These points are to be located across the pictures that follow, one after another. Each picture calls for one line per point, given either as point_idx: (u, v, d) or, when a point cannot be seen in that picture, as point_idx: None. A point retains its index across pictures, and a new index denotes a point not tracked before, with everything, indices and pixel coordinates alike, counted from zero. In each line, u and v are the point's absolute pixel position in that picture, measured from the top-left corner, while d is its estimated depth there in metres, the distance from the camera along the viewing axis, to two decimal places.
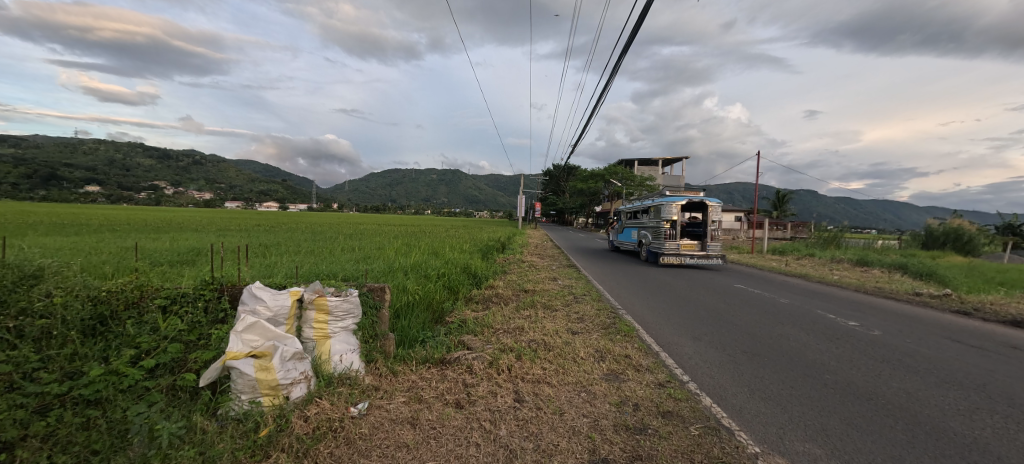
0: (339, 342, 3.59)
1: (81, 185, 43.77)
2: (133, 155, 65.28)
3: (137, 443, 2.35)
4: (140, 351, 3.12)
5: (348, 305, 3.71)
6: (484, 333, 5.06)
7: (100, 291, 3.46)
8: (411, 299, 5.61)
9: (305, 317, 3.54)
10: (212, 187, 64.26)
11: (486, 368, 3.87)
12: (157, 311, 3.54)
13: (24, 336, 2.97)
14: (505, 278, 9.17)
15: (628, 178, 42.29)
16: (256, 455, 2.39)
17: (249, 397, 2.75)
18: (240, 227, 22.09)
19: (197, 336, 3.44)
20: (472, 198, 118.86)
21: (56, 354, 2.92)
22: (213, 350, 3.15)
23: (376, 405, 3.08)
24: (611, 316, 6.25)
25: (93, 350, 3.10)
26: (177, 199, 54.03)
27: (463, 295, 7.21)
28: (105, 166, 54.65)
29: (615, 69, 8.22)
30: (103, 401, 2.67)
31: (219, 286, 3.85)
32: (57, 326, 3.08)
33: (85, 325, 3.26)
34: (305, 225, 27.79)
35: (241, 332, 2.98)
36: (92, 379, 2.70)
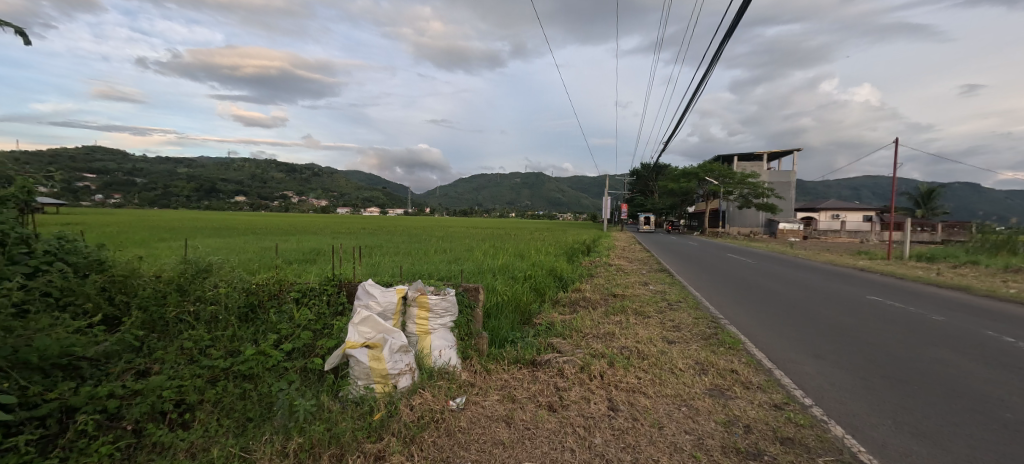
0: (438, 338, 3.82)
1: (231, 197, 52.79)
2: (269, 169, 77.09)
3: (279, 415, 2.73)
4: (281, 336, 3.65)
5: (446, 303, 3.95)
6: (573, 337, 5.00)
7: (251, 284, 4.15)
8: (500, 299, 5.74)
9: (408, 313, 3.84)
10: (328, 195, 73.14)
11: (578, 373, 3.82)
12: (292, 302, 4.12)
13: (200, 319, 3.68)
14: (592, 283, 8.94)
15: (727, 175, 38.71)
16: (372, 435, 2.63)
17: (364, 383, 3.07)
18: (349, 230, 24.71)
19: (323, 325, 3.92)
20: (557, 200, 118.95)
21: (222, 335, 3.56)
22: (335, 339, 3.57)
23: (473, 401, 3.21)
24: (712, 326, 5.74)
25: (246, 333, 3.71)
26: (300, 206, 62.16)
27: (550, 297, 7.21)
28: (248, 179, 65.20)
29: (714, 60, 7.61)
30: (254, 376, 3.16)
31: (339, 283, 4.35)
32: (221, 311, 3.76)
33: (241, 311, 3.91)
34: (400, 227, 30.42)
35: (358, 324, 3.34)
36: (247, 357, 3.23)
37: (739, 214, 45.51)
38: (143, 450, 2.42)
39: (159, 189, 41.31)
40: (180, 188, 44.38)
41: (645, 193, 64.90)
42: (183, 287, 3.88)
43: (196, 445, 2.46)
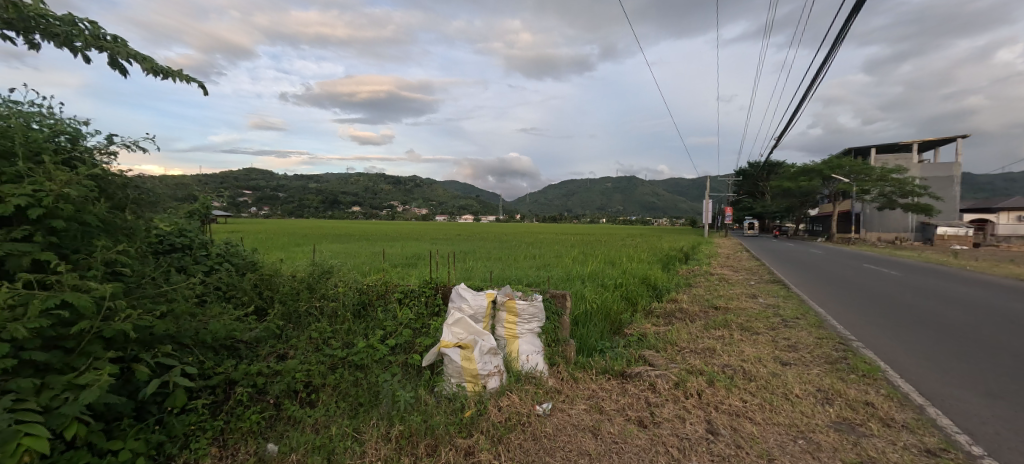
0: (526, 343, 3.91)
1: (348, 207, 60.00)
2: (378, 182, 85.96)
3: (385, 403, 3.02)
4: (386, 332, 4.03)
5: (534, 309, 4.02)
6: (667, 350, 4.71)
7: (364, 285, 4.68)
8: (589, 307, 5.65)
9: (497, 317, 3.99)
10: (427, 204, 79.11)
11: (672, 389, 3.59)
12: (396, 302, 4.55)
13: (324, 313, 4.26)
14: (690, 293, 8.30)
15: (859, 172, 33.16)
16: (463, 430, 2.79)
17: (456, 381, 3.27)
18: (445, 236, 26.43)
19: (422, 324, 4.25)
20: (650, 205, 113.18)
21: (340, 328, 4.07)
22: (432, 338, 3.85)
23: (559, 408, 3.21)
24: (838, 349, 4.96)
25: (359, 327, 4.18)
26: (404, 214, 68.03)
27: (642, 307, 6.89)
28: (362, 191, 73.50)
29: (838, 42, 6.64)
30: (364, 366, 3.54)
31: (435, 286, 4.70)
32: (340, 308, 4.30)
33: (355, 308, 4.43)
34: (491, 233, 31.73)
35: (451, 325, 3.57)
36: (359, 349, 3.62)
37: (878, 217, 38.58)
38: (280, 421, 2.85)
39: (294, 201, 48.64)
40: (310, 200, 51.65)
41: (754, 195, 58.48)
42: (311, 286, 4.54)
43: (319, 422, 2.83)
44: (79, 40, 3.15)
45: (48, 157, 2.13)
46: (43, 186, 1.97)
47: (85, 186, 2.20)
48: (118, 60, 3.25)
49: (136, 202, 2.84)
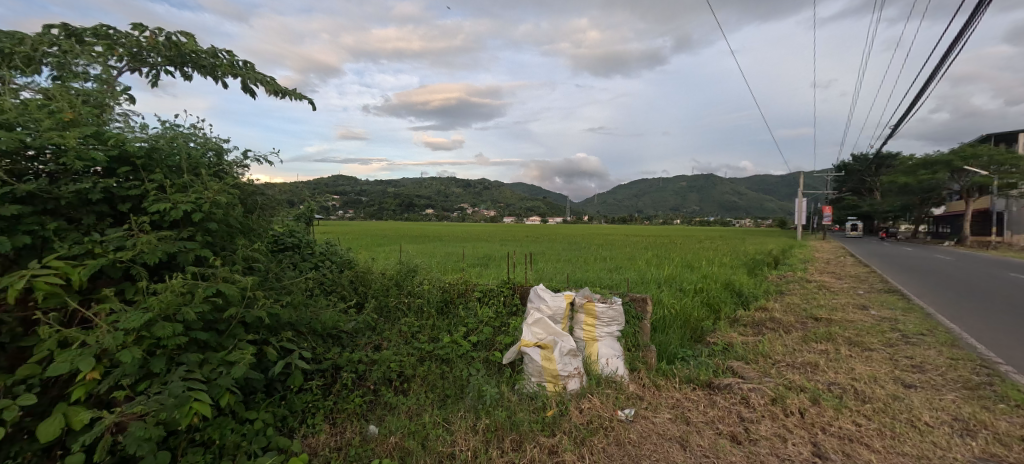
0: (605, 346, 3.85)
1: (423, 209, 63.41)
2: (451, 185, 89.69)
3: (470, 397, 3.16)
4: (468, 329, 4.20)
5: (613, 312, 3.95)
6: (759, 363, 4.34)
7: (446, 283, 4.94)
8: (669, 313, 5.40)
9: (576, 319, 3.98)
10: (497, 205, 80.88)
11: (768, 405, 3.31)
12: (476, 300, 4.74)
13: (411, 309, 4.57)
14: (784, 302, 7.53)
15: (1004, 163, 27.71)
16: (546, 429, 2.83)
17: (536, 380, 3.33)
18: (514, 237, 26.82)
19: (501, 322, 4.37)
20: (733, 205, 104.76)
21: (426, 323, 4.32)
22: (511, 336, 3.95)
23: (643, 415, 3.12)
24: (980, 373, 4.20)
25: (443, 323, 4.41)
26: (475, 216, 70.20)
27: (727, 315, 6.42)
28: (436, 194, 77.24)
29: (978, 12, 5.66)
30: (449, 360, 3.72)
31: (513, 285, 4.83)
32: (425, 304, 4.58)
33: (438, 304, 4.69)
34: (559, 235, 31.57)
35: (531, 325, 3.64)
36: (444, 344, 3.82)
37: None
38: (378, 406, 3.10)
39: (376, 204, 52.50)
40: (390, 204, 55.40)
41: (860, 192, 51.47)
42: (400, 283, 4.90)
43: (412, 410, 3.04)
44: (221, 69, 3.79)
45: (205, 170, 2.55)
46: (202, 194, 2.37)
47: (230, 194, 2.60)
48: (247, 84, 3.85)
49: (262, 207, 3.28)
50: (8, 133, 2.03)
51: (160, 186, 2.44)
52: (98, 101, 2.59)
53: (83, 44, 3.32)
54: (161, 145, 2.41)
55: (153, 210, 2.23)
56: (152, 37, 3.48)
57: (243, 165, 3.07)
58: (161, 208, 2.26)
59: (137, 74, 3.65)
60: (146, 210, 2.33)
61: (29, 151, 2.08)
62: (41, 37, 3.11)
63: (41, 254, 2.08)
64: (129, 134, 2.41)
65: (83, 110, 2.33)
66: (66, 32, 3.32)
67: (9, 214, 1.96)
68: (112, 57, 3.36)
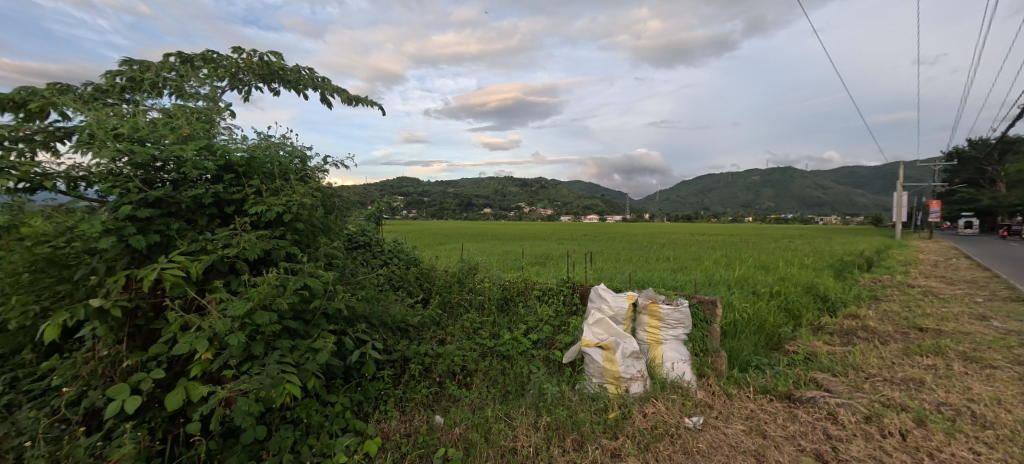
0: (670, 350, 3.70)
1: (482, 208, 64.82)
2: (509, 184, 90.71)
3: (531, 394, 3.20)
4: (528, 327, 4.24)
5: (679, 315, 3.79)
6: (849, 376, 3.92)
7: (506, 281, 5.03)
8: (741, 318, 5.05)
9: (638, 320, 3.86)
10: (554, 204, 80.47)
11: (860, 423, 2.98)
12: (535, 298, 4.77)
13: (472, 305, 4.70)
14: (880, 308, 6.71)
15: None
16: (608, 432, 2.78)
17: (598, 381, 3.29)
18: (572, 236, 26.54)
19: (561, 322, 4.36)
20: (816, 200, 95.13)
21: (487, 319, 4.43)
22: (571, 336, 3.92)
23: (713, 424, 2.95)
24: None
25: (503, 320, 4.49)
26: (532, 215, 70.34)
27: (809, 321, 5.86)
28: (494, 194, 78.55)
29: None
30: (510, 357, 3.77)
31: (572, 285, 4.81)
32: (486, 301, 4.70)
33: (498, 302, 4.78)
34: (619, 233, 30.70)
35: (592, 325, 3.60)
36: (505, 341, 3.89)
37: None
38: (443, 398, 3.23)
39: (438, 204, 54.54)
40: (450, 203, 57.21)
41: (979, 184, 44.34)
42: (461, 280, 5.07)
43: (475, 403, 3.13)
44: (302, 82, 4.26)
45: (293, 176, 2.83)
46: (291, 197, 2.63)
47: (314, 196, 2.86)
48: (325, 94, 4.43)
49: (340, 208, 3.56)
50: (143, 147, 2.40)
51: (258, 191, 2.75)
52: (208, 118, 2.97)
53: (194, 69, 3.82)
54: (258, 154, 2.72)
55: (252, 212, 2.52)
56: (248, 58, 3.96)
57: (324, 170, 3.36)
58: (259, 210, 2.54)
59: (236, 92, 4.14)
60: (246, 212, 2.63)
61: (158, 163, 2.45)
62: (163, 64, 3.63)
63: (167, 250, 2.44)
64: (233, 145, 2.73)
65: (197, 126, 2.69)
66: (181, 59, 3.84)
67: (144, 216, 2.31)
68: (217, 78, 3.83)
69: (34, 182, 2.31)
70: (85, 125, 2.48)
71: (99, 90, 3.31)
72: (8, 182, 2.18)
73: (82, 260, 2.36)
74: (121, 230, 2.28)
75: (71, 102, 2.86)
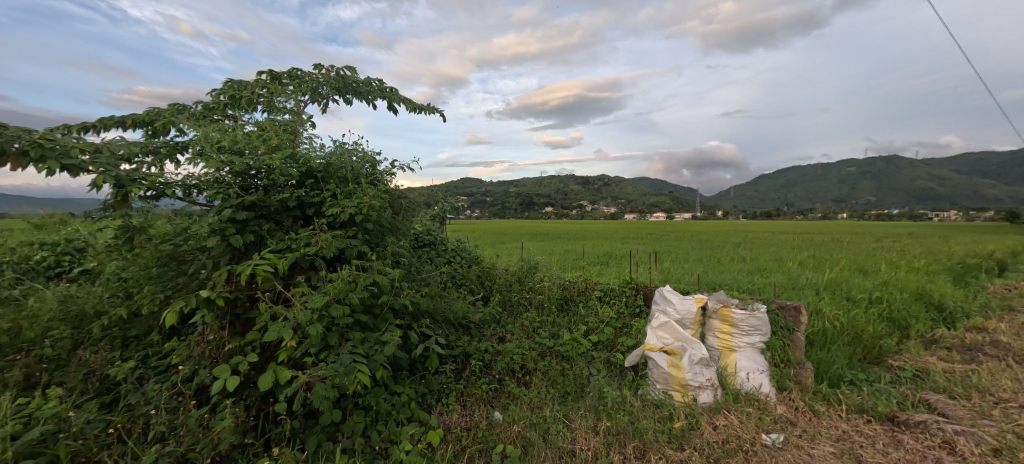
0: (745, 359, 3.43)
1: (543, 207, 64.81)
2: (570, 183, 89.75)
3: (591, 397, 3.14)
4: (588, 328, 4.16)
5: (756, 321, 3.53)
6: (971, 400, 3.35)
7: (566, 281, 5.00)
8: (831, 326, 4.54)
9: (708, 325, 3.63)
10: (617, 202, 78.19)
11: (985, 456, 2.54)
12: (596, 299, 4.68)
13: (532, 304, 4.71)
14: (1016, 321, 5.66)
15: None
16: (673, 442, 2.65)
17: (662, 388, 3.14)
18: (637, 235, 25.68)
19: (623, 324, 4.22)
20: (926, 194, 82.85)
21: (547, 319, 4.40)
22: (634, 339, 3.78)
23: (795, 443, 2.69)
24: None
25: (563, 320, 4.45)
26: (594, 213, 68.90)
27: (918, 333, 5.11)
28: (555, 193, 78.15)
29: None
30: (570, 358, 3.72)
31: (635, 286, 4.66)
32: (545, 301, 4.68)
33: (558, 301, 4.75)
34: (688, 232, 29.14)
35: (656, 328, 3.45)
36: (564, 341, 3.85)
37: None
38: (503, 395, 3.27)
39: (499, 204, 55.50)
40: (511, 203, 57.81)
41: None
42: (522, 279, 5.12)
43: (534, 402, 3.14)
44: (373, 93, 4.62)
45: (364, 180, 3.04)
46: (363, 199, 2.83)
47: (383, 198, 3.04)
48: (393, 103, 4.70)
49: (406, 209, 3.76)
50: (241, 157, 2.72)
51: (334, 194, 2.98)
52: (293, 129, 3.28)
53: (283, 86, 4.25)
54: (334, 161, 2.95)
55: (329, 213, 2.74)
56: (327, 73, 4.34)
57: (392, 173, 3.56)
58: (335, 212, 2.76)
59: (317, 104, 4.54)
60: (324, 213, 2.86)
61: (253, 171, 2.75)
62: (257, 83, 4.07)
63: (260, 248, 2.73)
64: (313, 153, 2.99)
65: (284, 137, 2.98)
66: (272, 77, 4.29)
67: (241, 218, 2.62)
68: (300, 93, 4.22)
69: (158, 189, 2.71)
70: (196, 139, 2.85)
71: (208, 108, 3.80)
72: (140, 190, 2.57)
73: (194, 256, 2.73)
74: (223, 230, 2.60)
75: (186, 120, 3.31)
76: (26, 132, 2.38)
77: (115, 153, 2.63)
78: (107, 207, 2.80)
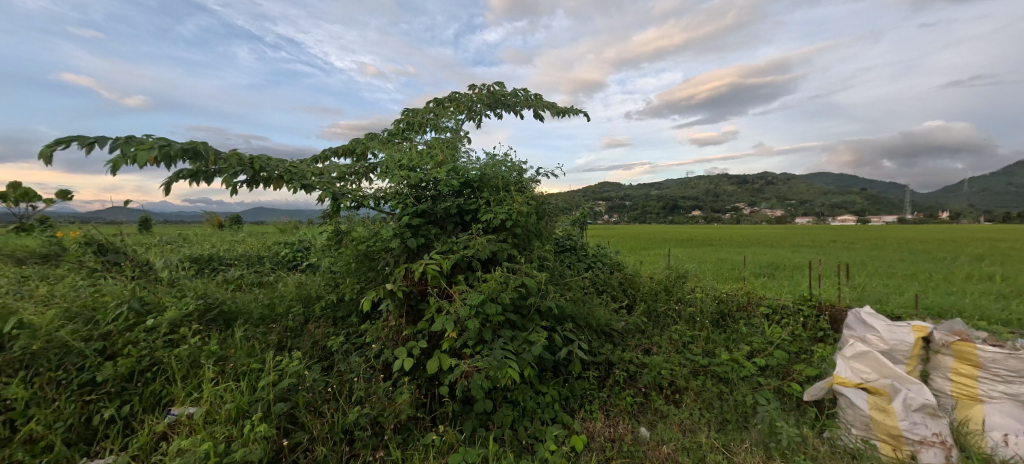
0: (999, 414, 2.54)
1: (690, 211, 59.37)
2: (723, 183, 80.22)
3: (759, 431, 2.73)
4: (753, 349, 3.61)
5: (1021, 365, 2.53)
6: None
7: (723, 293, 4.51)
8: None
9: (935, 363, 2.80)
10: (785, 204, 66.62)
11: None
12: (761, 317, 4.12)
13: (682, 317, 4.33)
14: None
15: None
16: None
17: (861, 435, 2.54)
18: (814, 242, 21.49)
19: (800, 349, 3.56)
20: None
21: (699, 334, 3.98)
22: (817, 369, 3.14)
23: None
24: None
25: (720, 336, 3.96)
26: (755, 216, 60.06)
27: None
28: (704, 195, 70.78)
29: None
30: (730, 381, 3.27)
31: (817, 305, 3.98)
32: (698, 314, 4.26)
33: (714, 316, 4.28)
34: (892, 239, 23.08)
35: (851, 359, 2.81)
36: (723, 361, 3.42)
37: None
38: (650, 411, 3.08)
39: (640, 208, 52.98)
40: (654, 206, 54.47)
41: None
42: (669, 288, 4.80)
43: (686, 424, 2.87)
44: (519, 104, 4.92)
45: (513, 188, 3.25)
46: (512, 206, 3.02)
47: (529, 205, 3.20)
48: (538, 112, 4.92)
49: (550, 215, 3.87)
50: (415, 172, 3.19)
51: (488, 201, 3.25)
52: (453, 146, 3.71)
53: (445, 108, 4.86)
54: (487, 171, 3.23)
55: (483, 219, 3.01)
56: (480, 92, 4.79)
57: (537, 181, 3.72)
58: (489, 218, 3.01)
59: (472, 121, 5.05)
60: (479, 219, 3.14)
61: (424, 183, 3.20)
62: (425, 109, 4.74)
63: (427, 250, 3.14)
64: (470, 165, 3.33)
65: (447, 153, 3.39)
66: (437, 102, 4.94)
67: (415, 224, 3.06)
68: (459, 113, 4.76)
69: (359, 201, 3.38)
70: (383, 160, 3.46)
71: (391, 134, 4.58)
72: (347, 202, 3.24)
73: (381, 255, 3.30)
74: (402, 234, 3.08)
75: (376, 144, 4.05)
76: (281, 162, 3.23)
77: (331, 174, 3.38)
78: (326, 216, 3.61)
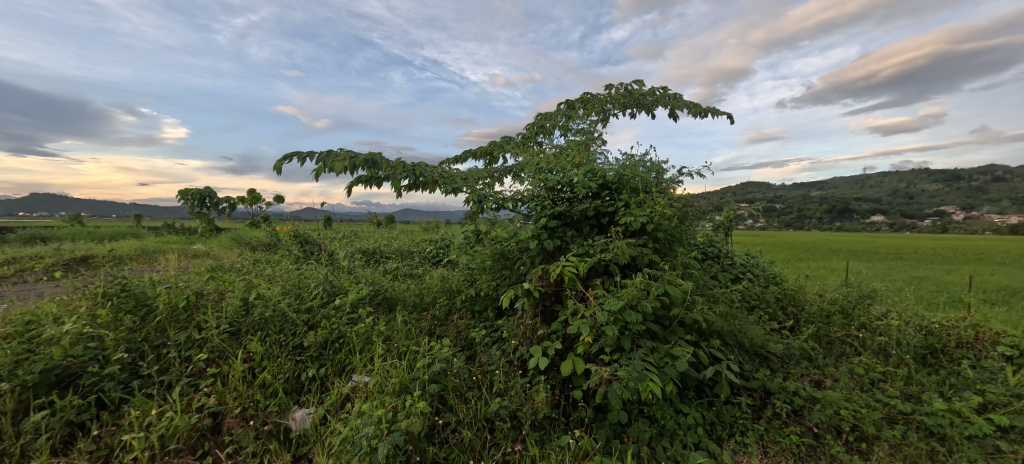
0: None
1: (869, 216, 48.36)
2: (922, 181, 63.23)
3: None
4: (984, 401, 2.74)
5: None
6: None
7: (933, 324, 3.59)
8: None
9: None
10: None
11: None
12: (1000, 359, 3.18)
13: (867, 347, 3.53)
14: None
15: None
16: None
17: None
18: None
19: None
20: None
21: (894, 371, 3.18)
22: None
23: None
24: None
25: (926, 377, 3.11)
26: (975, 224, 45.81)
27: None
28: (891, 196, 56.89)
29: None
30: (946, 438, 2.53)
31: None
32: (893, 346, 3.42)
33: (918, 351, 3.39)
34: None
35: None
36: (934, 410, 2.67)
37: None
38: (823, 457, 2.55)
39: None
40: None
41: None
42: (846, 310, 3.97)
43: None
44: (655, 102, 4.63)
45: (655, 189, 3.05)
46: (654, 208, 2.84)
47: (673, 208, 2.96)
48: (677, 110, 4.56)
49: (693, 218, 3.53)
50: (551, 174, 3.24)
51: (627, 203, 3.11)
52: (589, 147, 3.67)
53: (577, 110, 4.84)
54: (626, 173, 3.10)
55: (623, 222, 2.90)
56: (614, 92, 4.64)
57: (678, 181, 3.43)
58: (628, 221, 2.88)
59: (604, 122, 4.92)
60: (618, 222, 3.03)
61: (560, 186, 3.23)
62: (558, 112, 4.79)
63: (563, 252, 3.16)
64: (608, 167, 3.25)
65: (583, 155, 3.36)
66: (569, 105, 4.95)
67: (552, 226, 3.11)
68: (592, 114, 4.68)
69: (499, 203, 3.58)
70: (521, 164, 3.60)
71: (525, 138, 4.74)
72: (488, 204, 3.47)
73: (518, 255, 3.42)
74: (539, 235, 3.15)
75: (513, 148, 4.25)
76: (435, 168, 3.62)
77: (475, 179, 3.65)
78: (469, 217, 3.91)
